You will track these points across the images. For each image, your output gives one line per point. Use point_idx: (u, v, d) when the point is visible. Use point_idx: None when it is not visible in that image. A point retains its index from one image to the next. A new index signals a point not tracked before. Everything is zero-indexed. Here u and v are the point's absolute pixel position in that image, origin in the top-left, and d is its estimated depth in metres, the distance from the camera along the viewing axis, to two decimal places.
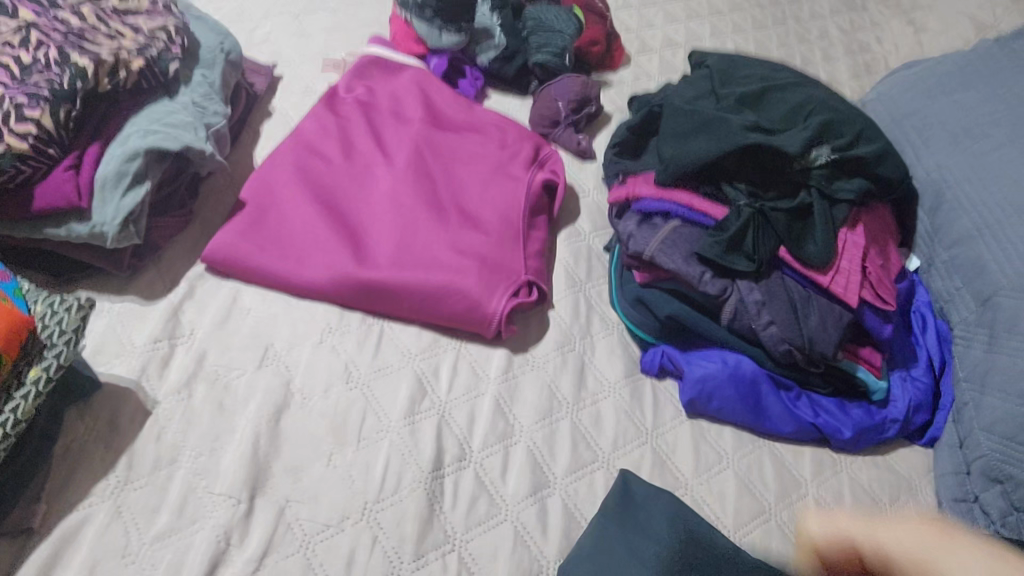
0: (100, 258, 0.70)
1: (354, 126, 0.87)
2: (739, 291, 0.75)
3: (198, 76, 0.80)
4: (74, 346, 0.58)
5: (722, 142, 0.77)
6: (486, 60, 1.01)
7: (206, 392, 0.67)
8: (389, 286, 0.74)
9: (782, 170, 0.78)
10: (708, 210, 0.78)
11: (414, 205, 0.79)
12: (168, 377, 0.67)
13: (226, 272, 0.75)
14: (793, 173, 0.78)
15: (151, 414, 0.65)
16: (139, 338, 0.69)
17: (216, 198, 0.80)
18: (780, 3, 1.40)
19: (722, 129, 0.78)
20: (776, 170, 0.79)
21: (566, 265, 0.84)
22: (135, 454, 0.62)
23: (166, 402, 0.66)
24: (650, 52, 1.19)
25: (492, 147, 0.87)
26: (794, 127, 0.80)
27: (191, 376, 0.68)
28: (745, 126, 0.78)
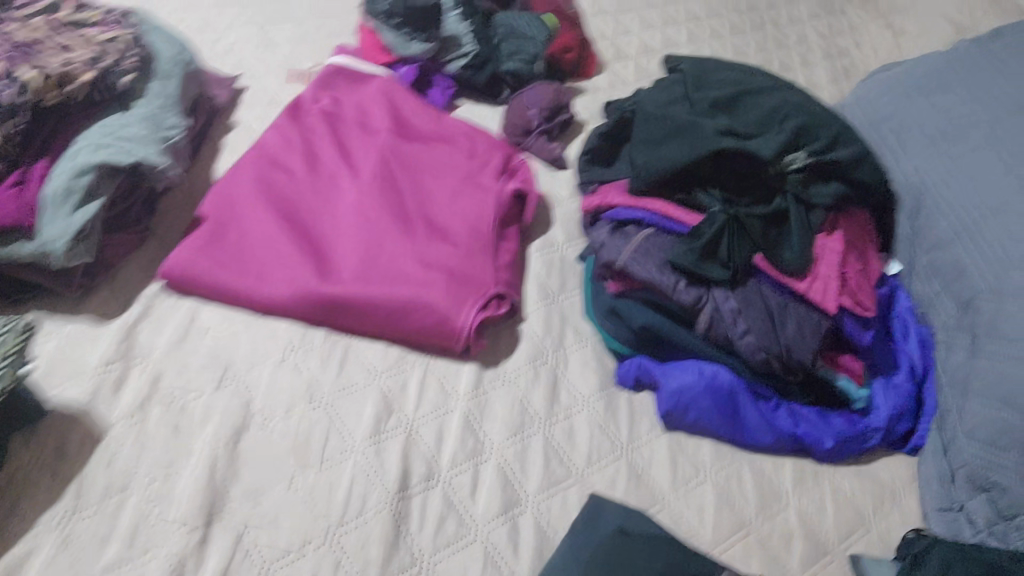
0: (49, 278, 0.68)
1: (319, 137, 0.85)
2: (714, 300, 0.73)
3: (154, 88, 0.77)
4: (16, 370, 0.56)
5: (695, 147, 0.75)
6: (456, 67, 0.98)
7: (162, 414, 0.65)
8: (353, 301, 0.71)
9: (756, 174, 0.77)
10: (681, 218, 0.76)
11: (379, 217, 0.77)
12: (121, 400, 0.65)
13: (186, 289, 0.72)
14: (767, 176, 0.77)
15: (103, 439, 0.62)
16: (91, 361, 0.66)
17: (176, 214, 0.78)
18: (757, 8, 1.38)
19: (695, 134, 0.76)
20: (751, 174, 0.77)
21: (539, 276, 0.82)
22: (84, 482, 0.60)
23: (119, 427, 0.63)
24: (626, 59, 1.17)
25: (461, 156, 0.85)
26: (768, 131, 0.79)
27: (146, 399, 0.65)
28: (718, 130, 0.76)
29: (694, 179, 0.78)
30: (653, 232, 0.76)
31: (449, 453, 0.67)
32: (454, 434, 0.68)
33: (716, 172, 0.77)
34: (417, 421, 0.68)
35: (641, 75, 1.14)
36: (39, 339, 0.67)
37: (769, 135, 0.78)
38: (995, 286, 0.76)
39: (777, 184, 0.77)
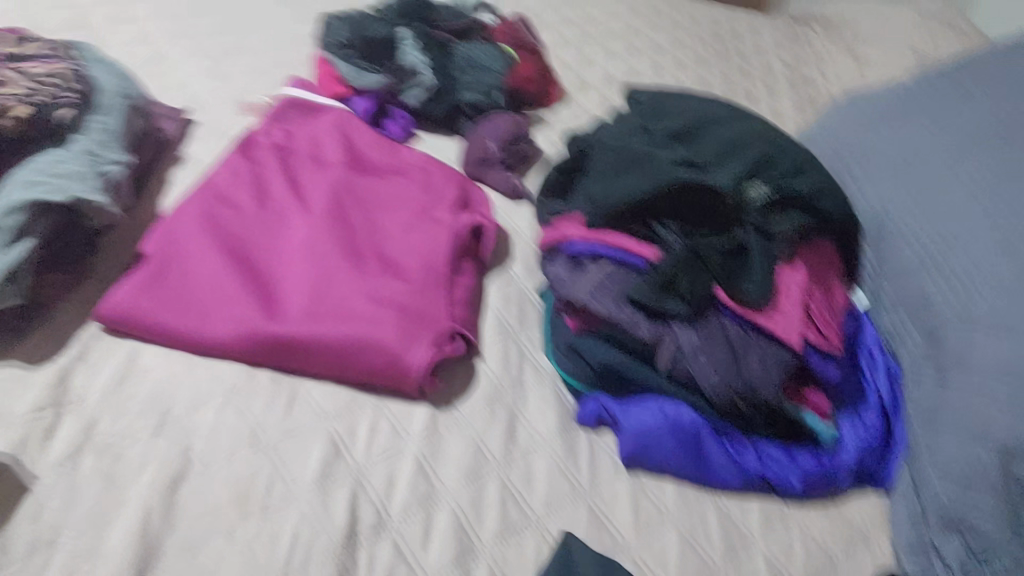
0: None
1: (270, 172, 0.82)
2: (675, 336, 0.71)
3: (96, 122, 0.75)
4: None
5: (651, 180, 0.74)
6: (413, 98, 0.96)
7: (95, 464, 0.61)
8: (300, 341, 0.68)
9: (715, 208, 0.75)
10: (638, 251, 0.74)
11: (330, 253, 0.74)
12: (52, 449, 0.62)
13: (124, 331, 0.69)
14: (726, 210, 0.75)
15: (29, 490, 0.59)
16: (21, 407, 0.63)
17: (118, 253, 0.75)
18: (721, 39, 1.38)
19: (652, 167, 0.76)
20: (710, 207, 0.75)
21: (496, 311, 0.79)
22: (6, 539, 0.56)
23: (47, 478, 0.60)
24: (589, 88, 1.16)
25: (416, 190, 0.83)
26: (727, 164, 0.78)
27: (78, 448, 0.62)
28: (675, 164, 0.76)
29: (652, 213, 0.76)
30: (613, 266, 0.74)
31: (400, 498, 0.64)
32: (406, 478, 0.65)
33: (674, 205, 0.76)
34: (366, 466, 0.65)
35: (605, 105, 1.13)
36: None
37: (728, 168, 0.77)
38: (962, 315, 0.75)
39: (738, 216, 0.75)
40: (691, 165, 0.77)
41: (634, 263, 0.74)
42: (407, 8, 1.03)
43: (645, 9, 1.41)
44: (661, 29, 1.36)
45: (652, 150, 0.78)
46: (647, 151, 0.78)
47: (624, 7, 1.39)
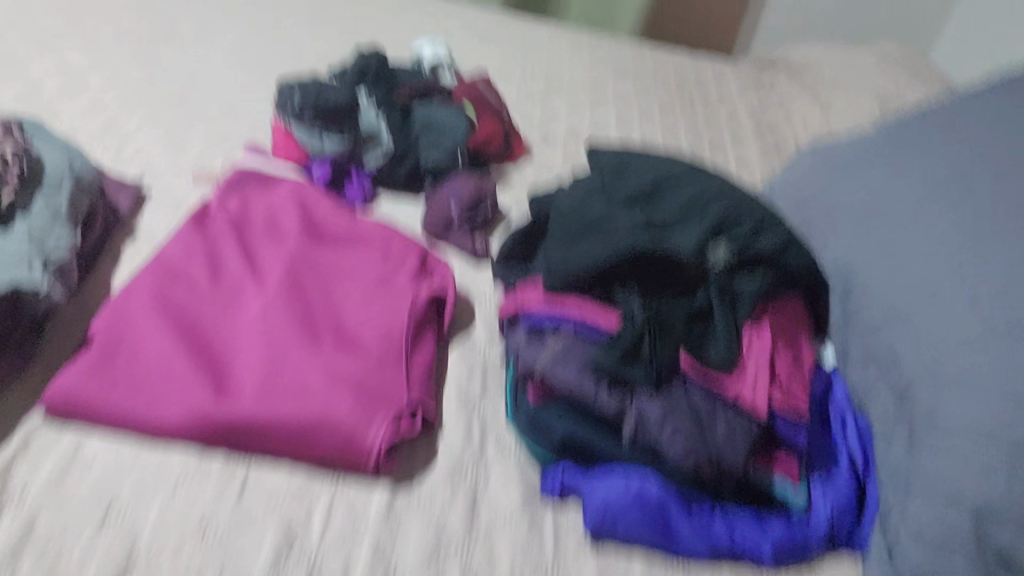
0: None
1: (224, 245, 0.80)
2: (638, 406, 0.69)
3: (40, 203, 0.74)
4: None
5: (609, 247, 0.74)
6: (374, 163, 0.96)
7: (34, 563, 0.59)
8: (253, 422, 0.66)
9: (676, 271, 0.75)
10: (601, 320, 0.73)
11: (285, 328, 0.72)
12: None
13: (69, 417, 0.66)
14: (686, 274, 0.74)
15: None
16: None
17: (67, 336, 0.73)
18: (686, 87, 1.39)
19: (610, 234, 0.76)
20: (670, 273, 0.75)
21: (458, 382, 0.78)
22: None
23: None
24: (553, 142, 1.15)
25: (374, 259, 0.82)
26: (687, 225, 0.77)
27: (17, 547, 0.59)
28: (632, 228, 0.75)
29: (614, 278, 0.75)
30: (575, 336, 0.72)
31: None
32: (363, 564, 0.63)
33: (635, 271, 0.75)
34: (322, 552, 0.63)
35: (570, 159, 1.12)
36: None
37: (687, 228, 0.76)
38: (930, 370, 0.73)
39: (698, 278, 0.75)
40: (649, 228, 0.76)
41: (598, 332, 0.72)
42: (365, 71, 1.03)
43: (610, 59, 1.41)
44: (625, 79, 1.36)
45: (609, 214, 0.78)
46: (605, 217, 0.78)
47: (588, 58, 1.39)
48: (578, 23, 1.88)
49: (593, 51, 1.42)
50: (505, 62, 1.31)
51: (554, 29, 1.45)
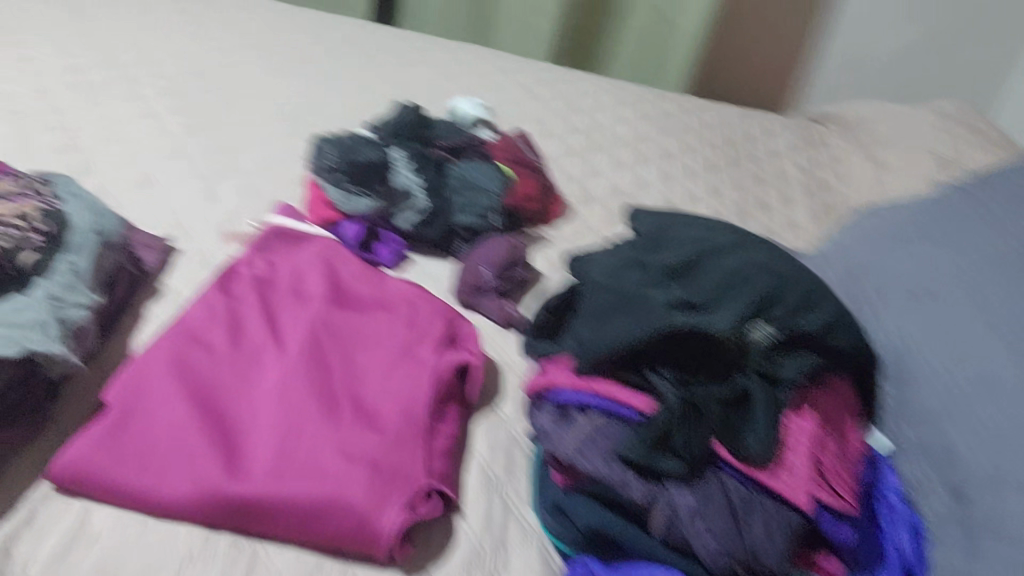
0: None
1: (247, 311, 0.78)
2: (670, 496, 0.65)
3: (63, 263, 0.72)
4: None
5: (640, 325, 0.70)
6: (406, 222, 0.93)
7: None
8: (262, 500, 0.63)
9: (712, 352, 0.70)
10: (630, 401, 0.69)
11: (302, 400, 0.69)
12: None
13: (73, 488, 0.63)
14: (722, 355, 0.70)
15: None
16: None
17: (82, 400, 0.71)
18: (733, 144, 1.35)
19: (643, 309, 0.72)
20: (705, 355, 0.71)
21: (481, 459, 0.74)
22: None
23: None
24: (593, 201, 1.12)
25: (399, 326, 0.79)
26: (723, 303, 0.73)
27: None
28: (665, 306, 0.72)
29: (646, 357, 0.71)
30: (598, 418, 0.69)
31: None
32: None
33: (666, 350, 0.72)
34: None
35: (609, 219, 1.09)
36: None
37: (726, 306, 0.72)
38: (993, 475, 0.67)
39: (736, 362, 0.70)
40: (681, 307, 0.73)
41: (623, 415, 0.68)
42: (400, 128, 1.02)
43: (656, 114, 1.38)
44: (671, 134, 1.33)
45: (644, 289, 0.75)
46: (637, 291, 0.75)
47: (634, 112, 1.36)
48: (626, 74, 1.86)
49: (639, 105, 1.39)
50: (547, 116, 1.28)
51: (599, 82, 1.43)
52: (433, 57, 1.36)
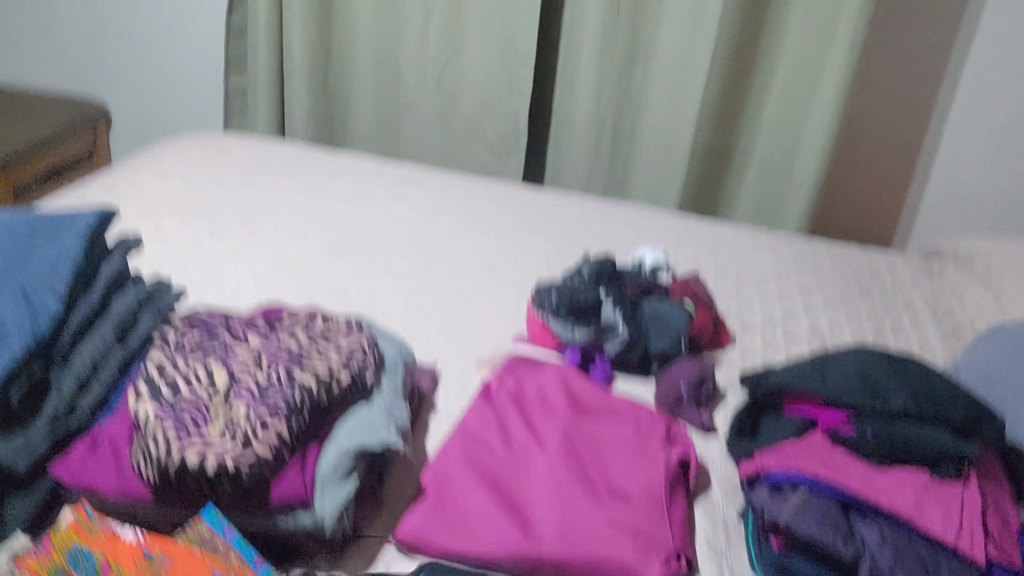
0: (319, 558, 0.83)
1: (511, 417, 1.01)
2: (872, 556, 0.80)
3: (386, 382, 0.97)
4: None
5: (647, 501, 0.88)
6: (613, 348, 1.15)
7: None
8: (556, 561, 0.83)
9: None
10: (931, 506, 0.84)
11: (571, 499, 0.89)
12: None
13: (416, 550, 0.85)
14: None
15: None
16: None
17: (400, 484, 0.94)
18: (863, 275, 1.54)
19: None
20: None
21: (707, 536, 0.92)
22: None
23: None
24: (751, 331, 1.33)
25: (629, 430, 1.00)
26: None
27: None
28: None
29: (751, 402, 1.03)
30: (825, 493, 0.85)
31: None
32: None
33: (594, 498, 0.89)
34: None
35: (769, 344, 1.29)
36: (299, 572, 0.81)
37: None
38: None
39: None
40: (897, 409, 0.93)
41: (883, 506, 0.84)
42: (600, 273, 1.25)
43: (792, 254, 1.59)
44: (796, 269, 1.53)
45: None
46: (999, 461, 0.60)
47: (773, 253, 1.58)
48: (748, 218, 2.08)
49: (769, 244, 1.62)
50: (701, 261, 1.52)
51: (736, 228, 1.67)
52: (594, 217, 1.64)
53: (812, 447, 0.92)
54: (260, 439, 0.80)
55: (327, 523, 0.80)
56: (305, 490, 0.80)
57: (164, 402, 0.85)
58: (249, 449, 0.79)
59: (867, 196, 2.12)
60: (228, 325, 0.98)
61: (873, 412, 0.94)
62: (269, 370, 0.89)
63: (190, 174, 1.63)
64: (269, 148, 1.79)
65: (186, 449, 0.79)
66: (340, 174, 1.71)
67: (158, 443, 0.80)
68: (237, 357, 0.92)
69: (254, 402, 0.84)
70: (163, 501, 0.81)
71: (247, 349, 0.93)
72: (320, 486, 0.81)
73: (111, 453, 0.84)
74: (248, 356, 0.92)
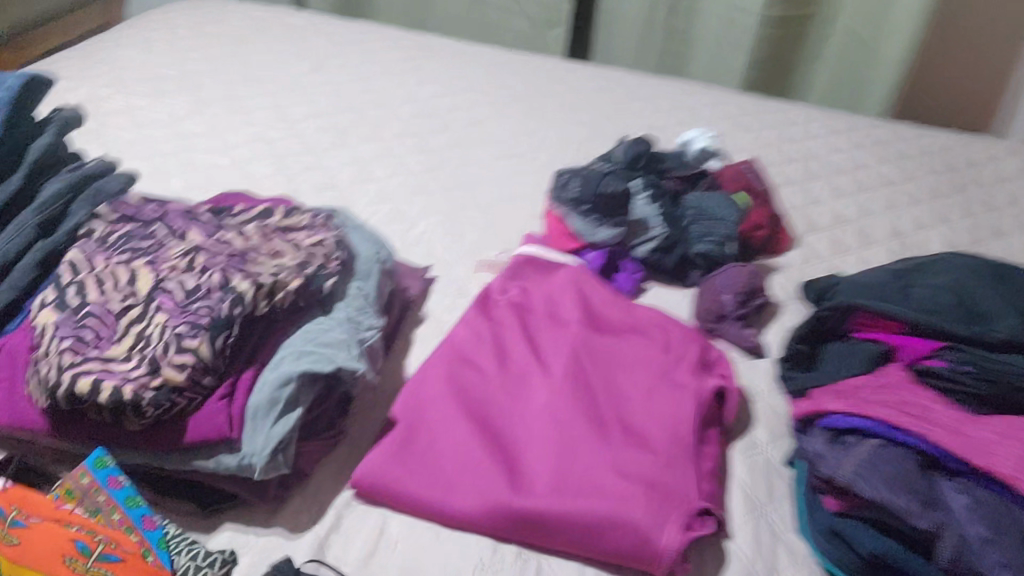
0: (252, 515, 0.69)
1: (510, 331, 0.83)
2: (957, 527, 0.60)
3: (354, 288, 0.79)
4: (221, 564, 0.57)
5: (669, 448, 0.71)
6: (644, 251, 0.96)
7: None
8: (547, 519, 0.66)
9: None
10: None
11: (571, 437, 0.72)
12: (343, 558, 0.66)
13: (376, 499, 0.69)
14: None
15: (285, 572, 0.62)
16: (261, 559, 0.65)
17: (367, 415, 0.78)
18: (958, 167, 1.28)
19: None
20: None
21: (743, 485, 0.74)
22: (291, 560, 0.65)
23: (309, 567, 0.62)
24: (819, 231, 1.11)
25: (655, 351, 0.81)
26: None
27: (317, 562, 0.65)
28: None
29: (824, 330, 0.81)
30: (902, 444, 0.65)
31: None
32: None
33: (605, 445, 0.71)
34: None
35: (839, 249, 1.07)
36: (227, 532, 0.67)
37: None
38: None
39: None
40: (1004, 339, 0.72)
41: (979, 463, 0.62)
42: (636, 158, 1.04)
43: (871, 141, 1.34)
44: (875, 158, 1.29)
45: None
46: None
47: (850, 138, 1.34)
48: (823, 101, 1.81)
49: (845, 129, 1.37)
50: (761, 148, 1.29)
51: (806, 109, 1.41)
52: (639, 95, 1.41)
53: (886, 384, 0.72)
54: (172, 364, 0.63)
55: (256, 467, 0.64)
56: (229, 427, 0.64)
57: (68, 312, 0.68)
58: (159, 372, 0.63)
59: (966, 75, 1.82)
60: (165, 216, 0.80)
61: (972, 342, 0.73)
62: (202, 275, 0.71)
63: (180, 46, 1.44)
64: (273, 16, 1.59)
65: (78, 373, 0.63)
66: (349, 45, 1.50)
67: (49, 364, 0.64)
68: (168, 255, 0.74)
69: (172, 314, 0.67)
70: (60, 435, 0.66)
71: (182, 247, 0.76)
72: (251, 422, 0.65)
73: (6, 372, 0.69)
74: (180, 255, 0.74)
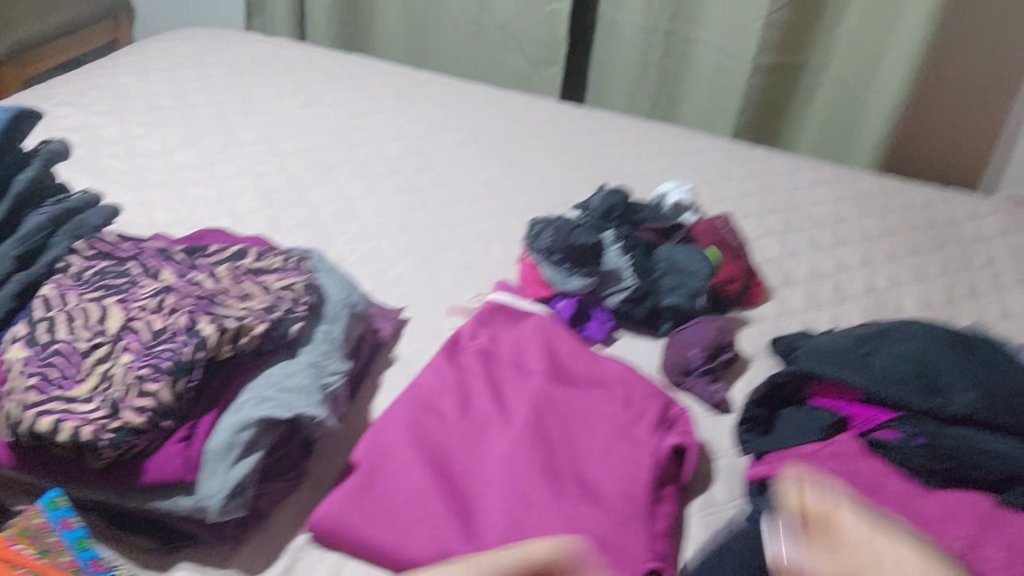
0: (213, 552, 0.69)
1: (476, 380, 0.84)
2: None
3: (322, 332, 0.81)
4: None
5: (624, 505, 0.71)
6: (615, 301, 0.97)
7: None
8: None
9: None
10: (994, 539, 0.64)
11: (526, 490, 0.72)
12: None
13: (331, 544, 0.70)
14: None
15: None
16: None
17: (330, 458, 0.79)
18: (937, 224, 1.30)
19: None
20: None
21: (698, 544, 0.74)
22: None
23: None
24: (793, 285, 1.12)
25: (616, 406, 0.82)
26: None
27: None
28: None
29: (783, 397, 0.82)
30: None
31: None
32: None
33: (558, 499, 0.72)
34: None
35: (812, 304, 1.08)
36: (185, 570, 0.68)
37: None
38: None
39: None
40: (956, 413, 0.74)
41: None
42: (611, 210, 1.06)
43: (853, 195, 1.35)
44: (855, 212, 1.30)
45: None
46: None
47: (832, 191, 1.35)
48: (813, 151, 1.83)
49: (826, 181, 1.38)
50: (743, 199, 1.30)
51: (791, 160, 1.43)
52: (625, 140, 1.43)
53: (840, 452, 0.73)
54: (131, 407, 0.65)
55: (210, 509, 0.65)
56: (186, 470, 0.66)
57: (36, 348, 0.70)
58: (118, 415, 0.64)
59: (954, 128, 1.84)
60: (140, 255, 0.82)
61: (930, 414, 0.75)
62: (170, 315, 0.73)
63: (177, 75, 1.46)
64: (270, 48, 1.61)
65: (40, 413, 0.64)
66: (344, 79, 1.52)
67: (13, 401, 0.65)
68: (139, 295, 0.76)
69: (137, 357, 0.69)
70: (22, 469, 0.67)
71: (154, 286, 0.77)
72: (209, 465, 0.66)
73: None
74: (150, 296, 0.75)
